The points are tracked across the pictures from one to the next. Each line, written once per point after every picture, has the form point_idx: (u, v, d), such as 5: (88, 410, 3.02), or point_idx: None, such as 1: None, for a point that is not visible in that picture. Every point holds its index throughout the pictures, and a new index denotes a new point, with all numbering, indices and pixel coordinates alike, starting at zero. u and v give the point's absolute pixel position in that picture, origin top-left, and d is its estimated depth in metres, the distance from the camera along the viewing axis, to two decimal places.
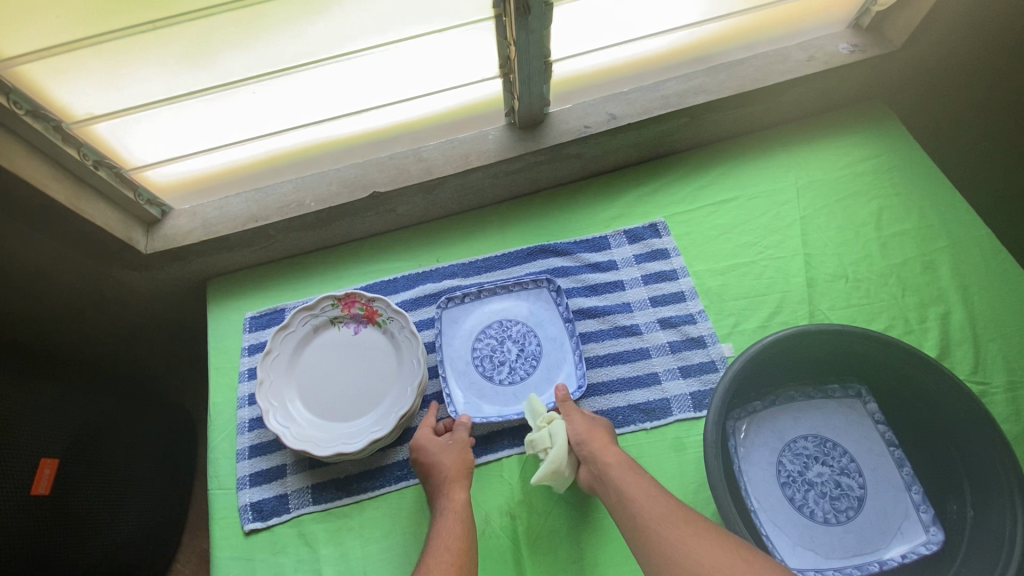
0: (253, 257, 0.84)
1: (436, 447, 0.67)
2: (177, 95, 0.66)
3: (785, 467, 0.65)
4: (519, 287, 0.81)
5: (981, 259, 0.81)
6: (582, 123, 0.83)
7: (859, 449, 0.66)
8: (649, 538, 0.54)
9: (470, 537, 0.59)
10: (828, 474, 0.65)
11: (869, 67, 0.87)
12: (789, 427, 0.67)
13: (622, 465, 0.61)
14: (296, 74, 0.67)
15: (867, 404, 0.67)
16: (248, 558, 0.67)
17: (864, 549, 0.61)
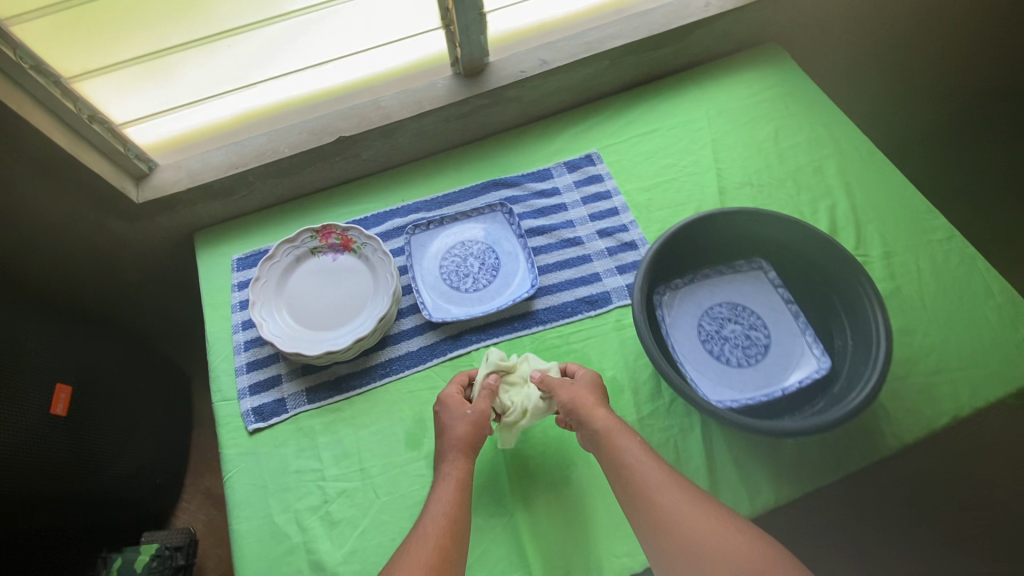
0: (236, 207, 0.94)
1: (453, 420, 0.70)
2: (161, 50, 0.77)
3: (704, 327, 0.79)
4: (477, 213, 0.93)
5: (861, 160, 0.96)
6: (518, 68, 0.96)
7: (764, 308, 0.80)
8: (646, 501, 0.60)
9: (466, 506, 0.64)
10: (740, 330, 0.79)
11: (757, 9, 1.03)
12: (706, 297, 0.81)
13: (628, 434, 0.66)
14: (264, 27, 0.80)
15: (768, 273, 0.81)
16: (255, 451, 0.77)
17: (771, 381, 0.75)
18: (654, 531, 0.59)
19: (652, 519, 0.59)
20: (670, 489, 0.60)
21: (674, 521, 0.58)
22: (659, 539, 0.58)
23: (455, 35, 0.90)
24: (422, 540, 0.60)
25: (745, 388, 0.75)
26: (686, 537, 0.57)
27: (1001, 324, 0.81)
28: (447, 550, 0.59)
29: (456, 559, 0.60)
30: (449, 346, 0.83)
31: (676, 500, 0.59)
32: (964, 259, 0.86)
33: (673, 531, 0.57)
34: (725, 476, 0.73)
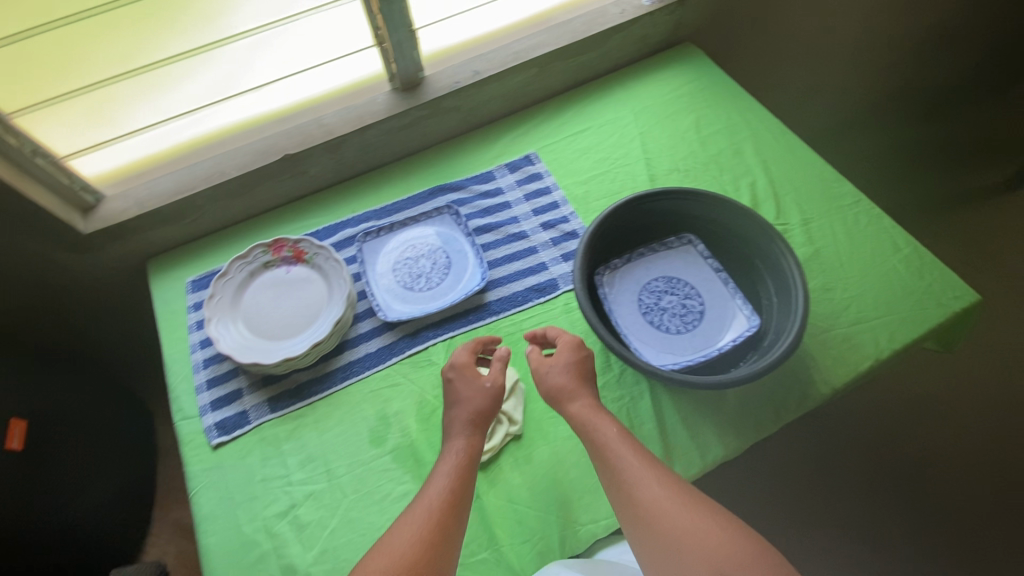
0: (188, 231, 0.96)
1: (463, 394, 0.71)
2: (104, 79, 0.81)
3: (644, 301, 0.85)
4: (425, 217, 0.97)
5: (774, 139, 1.05)
6: (453, 80, 1.03)
7: (696, 279, 0.86)
8: (630, 496, 0.62)
9: (468, 482, 0.65)
10: (677, 300, 0.85)
11: (669, 13, 1.13)
12: (644, 274, 0.88)
13: (611, 425, 0.67)
14: (204, 54, 0.85)
15: (696, 246, 0.88)
16: (219, 465, 0.78)
17: (707, 343, 0.81)
18: (638, 524, 0.60)
19: (635, 514, 0.61)
20: (652, 485, 0.61)
21: (656, 515, 0.59)
22: (642, 532, 0.59)
23: (389, 53, 0.96)
24: (420, 513, 0.61)
25: (686, 352, 0.81)
26: (667, 529, 0.58)
27: (909, 273, 0.89)
28: (445, 523, 0.60)
29: (453, 534, 0.60)
30: (407, 343, 0.86)
31: (659, 494, 0.60)
32: (872, 219, 0.95)
33: (656, 527, 0.59)
34: (677, 437, 0.77)
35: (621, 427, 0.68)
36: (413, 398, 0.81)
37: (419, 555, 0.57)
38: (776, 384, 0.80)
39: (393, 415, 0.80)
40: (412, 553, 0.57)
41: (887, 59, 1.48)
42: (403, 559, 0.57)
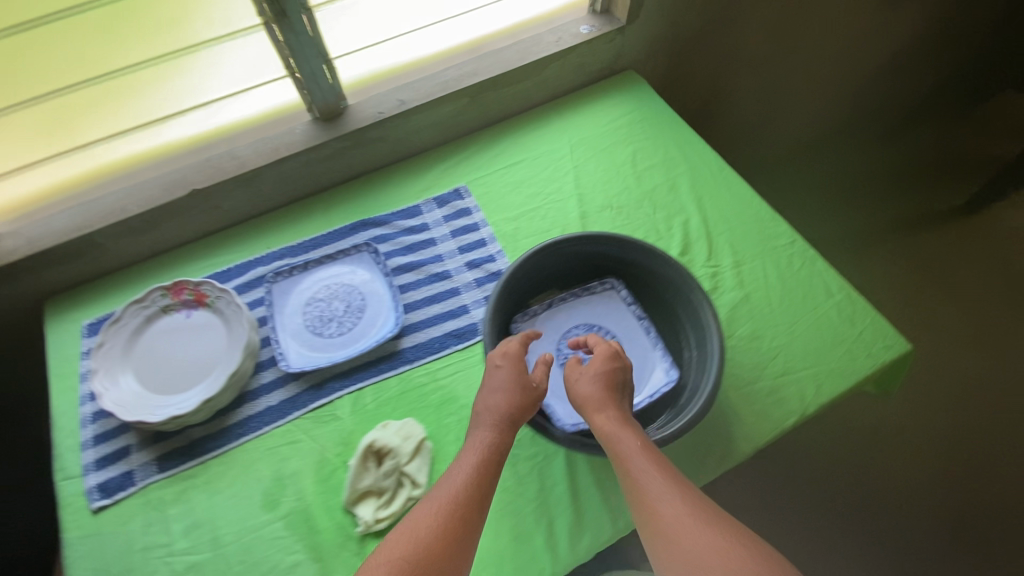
0: (87, 270, 0.90)
1: (499, 386, 0.69)
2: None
3: (562, 351, 0.82)
4: (342, 255, 0.92)
5: (712, 175, 1.02)
6: (376, 110, 0.98)
7: (618, 328, 0.83)
8: (649, 509, 0.59)
9: (488, 479, 0.63)
10: (595, 350, 0.82)
11: (608, 41, 1.10)
12: (566, 322, 0.84)
13: (635, 435, 0.65)
14: (106, 83, 0.81)
15: (620, 292, 0.85)
16: (98, 532, 0.72)
17: None
18: (656, 538, 0.57)
19: (652, 528, 0.58)
20: (674, 501, 0.58)
21: (674, 530, 0.56)
22: (660, 546, 0.57)
23: (302, 83, 0.91)
24: (438, 500, 0.60)
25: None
26: (683, 544, 0.55)
27: (840, 321, 0.86)
28: (463, 512, 0.59)
29: (472, 524, 0.59)
30: (311, 396, 0.81)
31: (677, 510, 0.57)
32: (806, 262, 0.92)
33: (677, 546, 0.55)
34: (588, 500, 0.73)
35: (645, 439, 0.65)
36: (313, 456, 0.77)
37: (433, 540, 0.57)
38: (695, 441, 0.77)
39: (290, 476, 0.75)
40: (425, 539, 0.57)
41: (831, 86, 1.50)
42: (416, 542, 0.56)
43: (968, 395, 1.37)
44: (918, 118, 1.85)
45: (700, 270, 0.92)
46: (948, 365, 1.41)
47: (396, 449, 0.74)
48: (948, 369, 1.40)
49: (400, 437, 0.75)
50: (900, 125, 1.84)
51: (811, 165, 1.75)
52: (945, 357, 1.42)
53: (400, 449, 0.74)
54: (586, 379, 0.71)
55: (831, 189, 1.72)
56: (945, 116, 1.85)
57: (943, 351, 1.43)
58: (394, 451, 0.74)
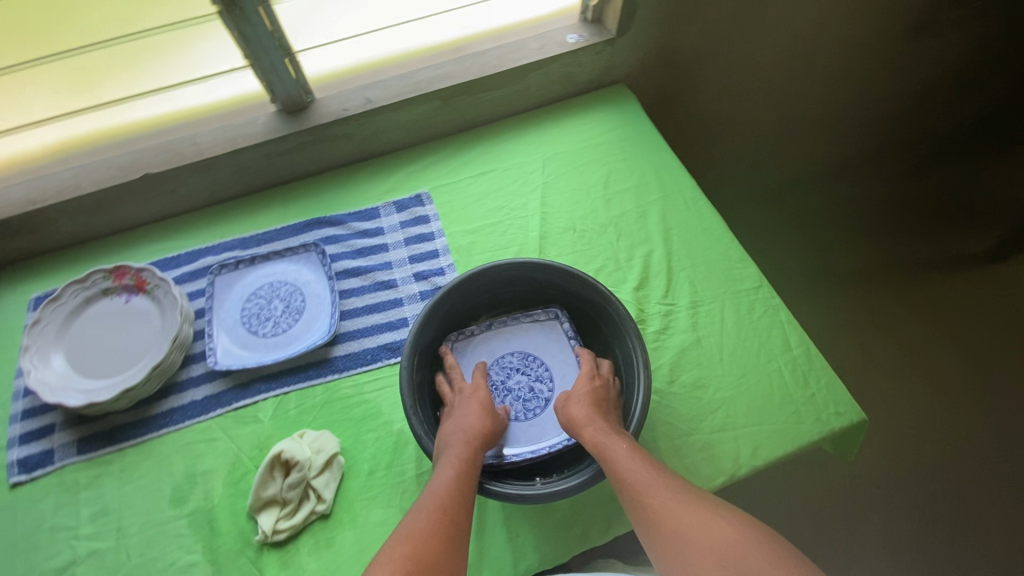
0: (43, 243, 0.92)
1: (468, 411, 0.71)
2: None
3: (491, 377, 0.80)
4: (290, 253, 0.92)
5: (685, 206, 0.97)
6: (342, 107, 0.96)
7: (554, 362, 0.81)
8: (641, 503, 0.61)
9: (467, 491, 0.63)
10: (525, 381, 0.80)
11: (596, 53, 1.04)
12: (501, 347, 0.83)
13: (620, 437, 0.66)
14: (60, 60, 0.81)
15: (562, 324, 0.83)
16: (10, 507, 0.73)
17: (543, 437, 0.75)
18: (650, 529, 0.60)
19: (646, 521, 0.61)
20: (662, 491, 0.61)
21: (667, 518, 0.59)
22: (655, 535, 0.59)
23: (263, 74, 0.88)
24: (427, 517, 0.60)
25: (517, 443, 0.75)
26: (678, 531, 0.58)
27: (792, 379, 0.80)
28: (451, 529, 0.60)
29: (461, 539, 0.60)
30: (234, 396, 0.80)
31: (667, 499, 0.61)
32: (768, 310, 0.86)
33: (673, 534, 0.58)
34: (493, 538, 0.70)
35: (630, 439, 0.67)
36: (228, 456, 0.76)
37: (429, 557, 0.57)
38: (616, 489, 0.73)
39: (201, 474, 0.75)
40: (420, 557, 0.57)
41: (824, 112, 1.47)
42: (414, 559, 0.56)
43: (953, 458, 1.27)
44: (956, 152, 1.70)
45: (653, 306, 0.87)
46: (936, 423, 1.32)
47: (306, 462, 0.72)
48: (935, 427, 1.31)
49: (311, 450, 0.74)
50: (928, 161, 1.72)
51: (819, 197, 1.67)
52: (935, 414, 1.33)
53: (310, 462, 0.72)
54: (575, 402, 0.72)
55: (838, 222, 1.63)
56: (993, 151, 1.68)
57: (934, 408, 1.33)
58: (304, 464, 0.72)
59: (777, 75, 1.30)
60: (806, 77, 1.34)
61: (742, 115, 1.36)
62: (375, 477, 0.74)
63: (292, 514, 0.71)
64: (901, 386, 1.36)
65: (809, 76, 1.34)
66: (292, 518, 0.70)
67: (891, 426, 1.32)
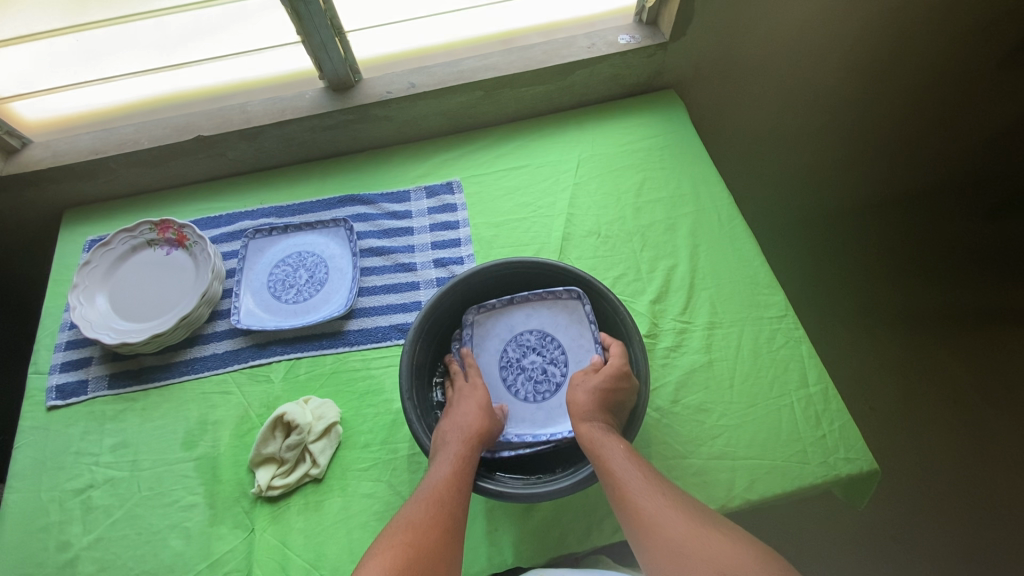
0: (104, 190, 1.01)
1: (469, 408, 0.71)
2: (28, 35, 0.83)
3: (507, 353, 0.81)
4: (320, 225, 0.95)
5: (718, 222, 0.93)
6: (385, 89, 0.98)
7: (571, 345, 0.80)
8: (636, 508, 0.61)
9: (462, 490, 0.64)
10: (539, 361, 0.80)
11: (647, 56, 1.02)
12: (520, 324, 0.82)
13: (618, 442, 0.66)
14: (121, 26, 0.84)
15: (585, 306, 0.79)
16: (45, 427, 0.81)
17: (547, 423, 0.76)
18: (644, 534, 0.59)
19: (640, 525, 0.59)
20: (657, 497, 0.61)
21: (663, 523, 0.59)
22: (649, 540, 0.58)
23: (313, 51, 0.92)
24: (425, 511, 0.61)
25: (522, 424, 0.77)
26: (672, 537, 0.57)
27: (803, 418, 0.76)
28: (447, 522, 0.61)
29: (457, 534, 0.61)
30: (252, 353, 0.85)
31: (663, 505, 0.60)
32: (789, 341, 0.82)
33: (665, 540, 0.57)
34: (473, 528, 0.71)
35: (628, 445, 0.67)
36: (237, 410, 0.81)
37: (426, 549, 0.58)
38: (600, 500, 0.72)
39: (212, 423, 0.80)
40: (415, 549, 0.58)
41: (883, 136, 1.39)
42: (410, 549, 0.58)
43: (986, 525, 1.18)
44: None
45: (667, 322, 0.85)
46: (969, 483, 1.22)
47: (307, 426, 0.76)
48: (967, 489, 1.22)
49: (312, 416, 0.77)
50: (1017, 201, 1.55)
51: (874, 229, 1.58)
52: (975, 475, 1.23)
53: (309, 427, 0.76)
54: (580, 390, 0.71)
55: (892, 258, 1.53)
56: None
57: (970, 468, 1.24)
58: (304, 429, 0.75)
59: (841, 93, 1.23)
60: (870, 97, 1.27)
61: (796, 132, 1.31)
62: (369, 450, 0.76)
63: (289, 474, 0.74)
64: (937, 440, 1.27)
65: (873, 97, 1.27)
66: (287, 478, 0.74)
67: (920, 479, 1.23)
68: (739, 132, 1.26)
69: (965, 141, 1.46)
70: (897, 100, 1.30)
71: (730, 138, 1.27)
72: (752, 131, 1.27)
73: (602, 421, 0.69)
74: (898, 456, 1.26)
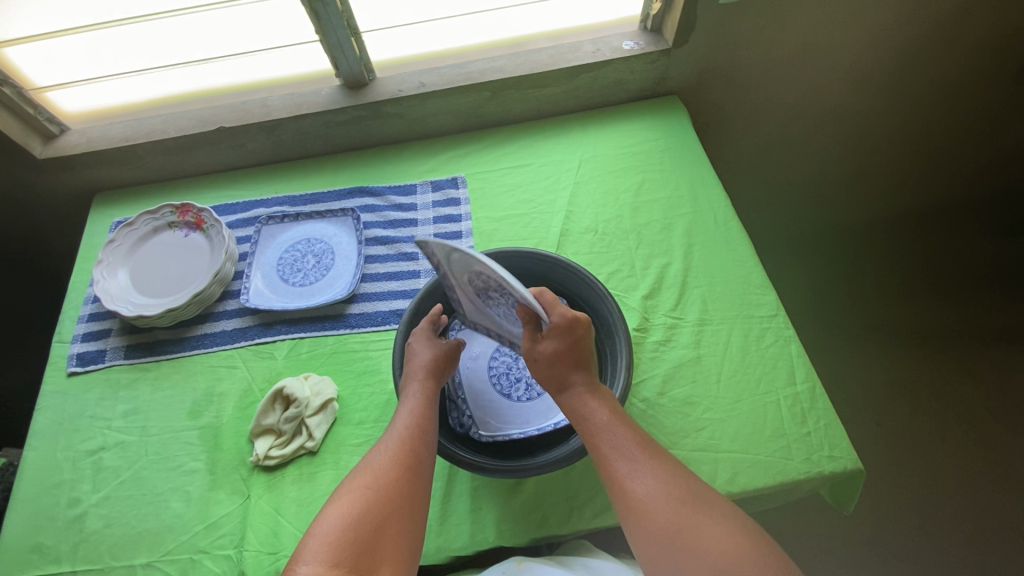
0: (134, 176, 1.08)
1: (420, 347, 0.74)
2: (70, 28, 0.90)
3: (473, 283, 0.70)
4: (330, 215, 1.01)
5: (713, 224, 0.95)
6: (397, 88, 1.03)
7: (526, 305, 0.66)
8: (621, 485, 0.61)
9: (428, 422, 0.67)
10: (502, 301, 0.70)
11: (651, 61, 1.05)
12: (479, 270, 0.65)
13: (603, 408, 0.66)
14: (151, 22, 0.90)
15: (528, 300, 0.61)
16: (64, 392, 0.86)
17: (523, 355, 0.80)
18: (630, 514, 0.59)
19: (629, 509, 0.59)
20: (644, 475, 0.60)
21: (648, 508, 0.58)
22: (633, 521, 0.59)
23: (330, 49, 0.98)
24: (387, 454, 0.64)
25: (504, 367, 0.83)
26: (655, 519, 0.57)
27: (789, 415, 0.76)
28: (411, 461, 0.63)
29: (421, 473, 0.63)
30: (258, 331, 0.89)
31: (652, 487, 0.59)
32: (779, 340, 0.83)
33: (649, 521, 0.57)
34: (458, 507, 0.74)
35: (618, 411, 0.66)
36: (242, 383, 0.85)
37: (390, 486, 0.60)
38: (583, 484, 0.74)
39: (218, 394, 0.84)
40: (384, 484, 0.60)
41: (893, 147, 1.39)
42: (374, 487, 0.60)
43: (989, 544, 1.15)
44: None
45: (659, 317, 0.87)
46: (975, 502, 1.20)
47: (306, 400, 0.79)
48: (971, 507, 1.19)
49: (311, 392, 0.81)
50: None
51: (883, 242, 1.57)
52: (980, 491, 1.21)
53: (308, 401, 0.79)
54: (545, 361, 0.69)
55: (900, 273, 1.52)
56: None
57: (974, 485, 1.21)
58: (303, 402, 0.79)
59: (849, 103, 1.24)
60: (880, 107, 1.27)
61: (802, 142, 1.32)
62: (363, 427, 0.79)
63: (286, 447, 0.77)
64: (941, 455, 1.25)
65: (883, 107, 1.27)
66: (285, 451, 0.77)
67: (921, 496, 1.21)
68: (745, 139, 1.28)
69: (980, 159, 1.44)
70: (909, 111, 1.30)
71: (736, 144, 1.29)
72: (759, 136, 1.28)
73: (576, 385, 0.68)
74: (899, 470, 1.25)
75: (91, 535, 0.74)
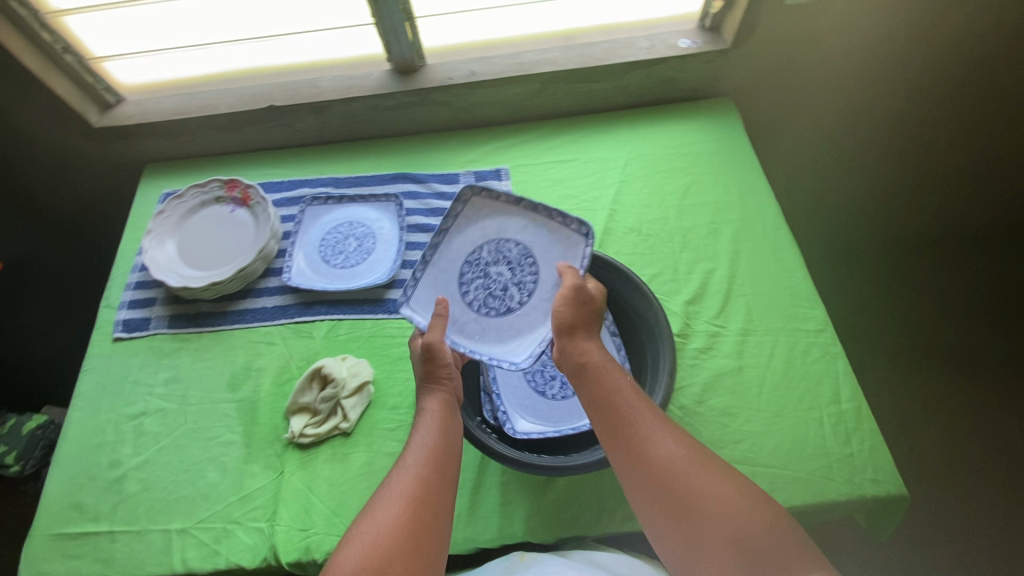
0: (183, 150, 1.09)
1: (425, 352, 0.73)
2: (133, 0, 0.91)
3: (479, 253, 0.79)
4: (373, 199, 1.01)
5: (762, 232, 0.92)
6: (447, 75, 1.02)
7: (545, 275, 0.77)
8: (638, 448, 0.59)
9: (441, 442, 0.65)
10: (504, 277, 0.78)
11: (706, 61, 1.02)
12: (512, 233, 0.79)
13: (618, 372, 0.65)
14: None
15: (586, 245, 0.74)
16: (109, 355, 0.88)
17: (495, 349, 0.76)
18: (646, 477, 0.57)
19: (645, 471, 0.58)
20: (663, 438, 0.59)
21: (669, 472, 0.57)
22: (650, 484, 0.57)
23: (384, 33, 0.97)
24: (399, 481, 0.61)
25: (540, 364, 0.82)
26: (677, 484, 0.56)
27: (832, 433, 0.74)
28: (422, 487, 0.60)
29: (433, 500, 0.60)
30: (298, 310, 0.90)
31: (670, 450, 0.58)
32: (826, 356, 0.80)
33: (669, 484, 0.56)
34: (488, 499, 0.73)
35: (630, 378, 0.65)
36: (280, 360, 0.86)
37: (401, 517, 0.57)
38: (615, 487, 0.73)
39: (257, 369, 0.85)
40: (394, 516, 0.57)
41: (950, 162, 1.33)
42: (384, 521, 0.57)
43: None
44: None
45: (701, 324, 0.85)
46: (1011, 537, 1.15)
47: (341, 380, 0.80)
48: (1008, 542, 1.15)
49: (347, 372, 0.82)
50: None
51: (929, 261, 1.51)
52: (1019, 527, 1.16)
53: (343, 381, 0.80)
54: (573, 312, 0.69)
55: (943, 294, 1.46)
56: None
57: (1012, 520, 1.17)
58: (338, 381, 0.80)
59: (908, 113, 1.19)
60: (940, 120, 1.22)
61: (854, 151, 1.28)
62: (398, 412, 0.79)
63: (321, 426, 0.78)
64: (978, 485, 1.21)
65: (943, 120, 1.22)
66: (318, 430, 0.78)
67: (954, 526, 1.17)
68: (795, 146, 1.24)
69: None
70: (972, 126, 1.24)
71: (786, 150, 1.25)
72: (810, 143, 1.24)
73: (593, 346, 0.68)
74: (931, 496, 1.20)
75: (129, 497, 0.76)
